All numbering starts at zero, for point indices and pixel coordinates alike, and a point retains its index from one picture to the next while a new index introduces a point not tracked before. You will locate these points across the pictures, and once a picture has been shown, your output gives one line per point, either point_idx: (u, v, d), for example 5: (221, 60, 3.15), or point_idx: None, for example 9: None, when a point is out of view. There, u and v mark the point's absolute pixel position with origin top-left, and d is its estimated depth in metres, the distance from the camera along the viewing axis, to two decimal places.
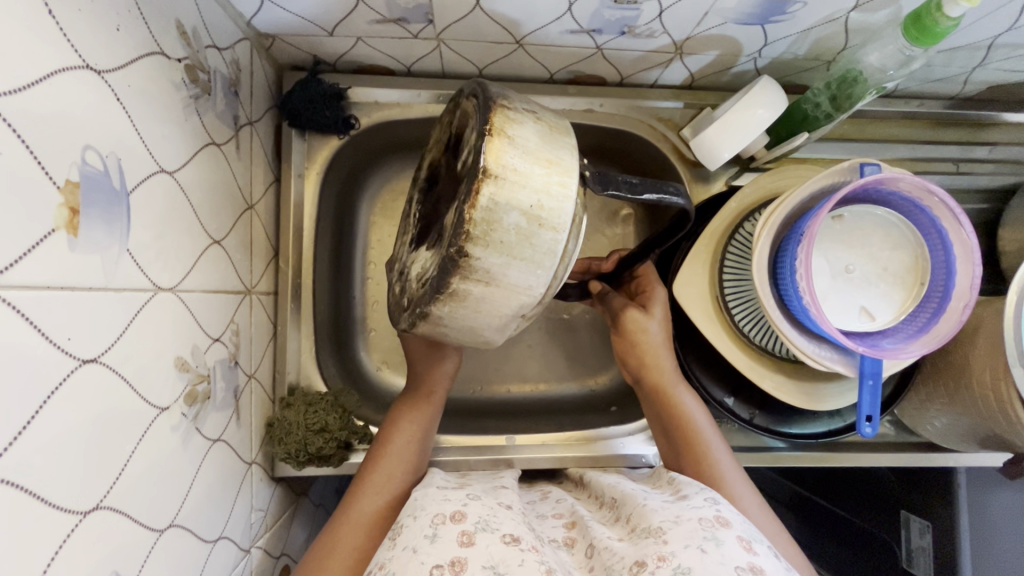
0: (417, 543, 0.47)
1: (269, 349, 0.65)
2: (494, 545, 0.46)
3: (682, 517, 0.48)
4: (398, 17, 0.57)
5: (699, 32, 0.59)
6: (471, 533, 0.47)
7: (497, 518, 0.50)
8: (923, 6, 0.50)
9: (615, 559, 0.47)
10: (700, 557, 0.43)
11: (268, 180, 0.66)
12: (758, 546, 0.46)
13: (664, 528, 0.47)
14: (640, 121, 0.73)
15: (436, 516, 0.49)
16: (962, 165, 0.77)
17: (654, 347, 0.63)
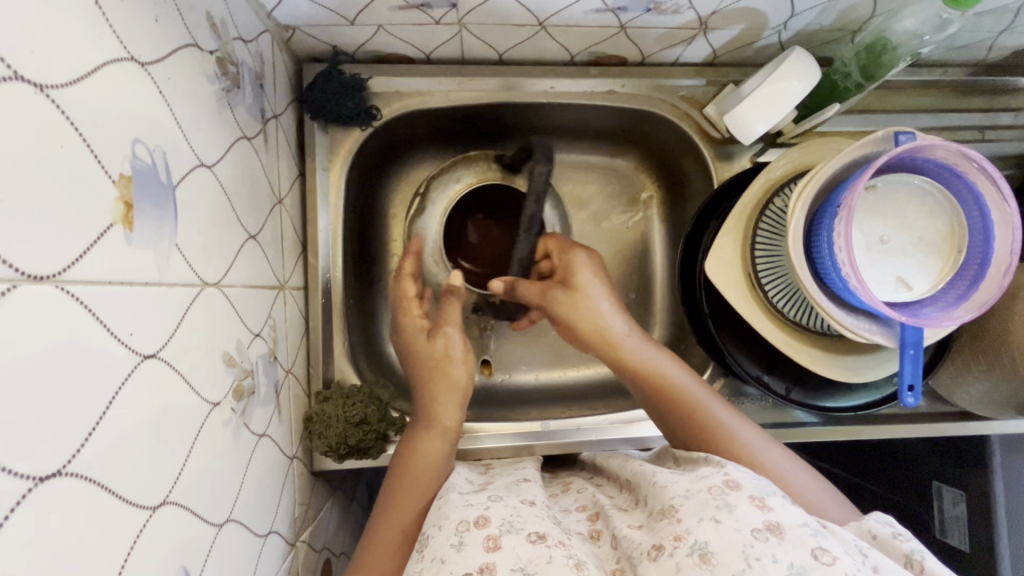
0: (445, 553, 0.47)
1: (303, 344, 0.65)
2: (519, 545, 0.46)
3: (693, 492, 0.48)
4: (421, 2, 0.57)
5: (726, 5, 0.59)
6: (496, 537, 0.47)
7: (522, 517, 0.50)
8: None
9: (634, 547, 0.47)
10: (714, 528, 0.44)
11: (293, 175, 0.65)
12: (771, 501, 0.46)
13: (676, 506, 0.48)
14: (663, 101, 0.72)
15: (460, 525, 0.50)
16: (989, 132, 0.76)
17: (601, 312, 0.63)
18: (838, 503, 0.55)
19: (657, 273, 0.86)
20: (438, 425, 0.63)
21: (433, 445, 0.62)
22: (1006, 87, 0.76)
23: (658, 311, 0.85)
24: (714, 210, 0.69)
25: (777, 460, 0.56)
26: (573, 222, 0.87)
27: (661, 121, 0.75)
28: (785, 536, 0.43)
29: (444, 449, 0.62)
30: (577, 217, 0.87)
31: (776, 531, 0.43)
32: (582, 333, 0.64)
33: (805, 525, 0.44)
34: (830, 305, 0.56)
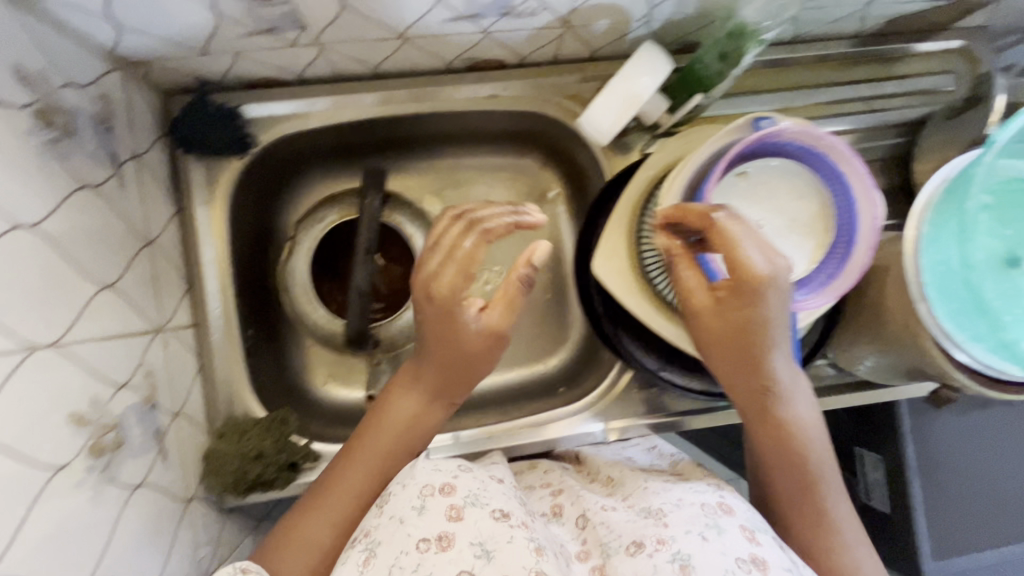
0: (405, 513, 0.49)
1: (197, 383, 0.64)
2: (482, 520, 0.49)
3: (684, 503, 0.53)
4: (267, 27, 0.55)
5: (582, 3, 0.58)
6: (459, 508, 0.49)
7: (488, 491, 0.52)
8: None
9: (610, 537, 0.52)
10: (699, 544, 0.48)
11: (169, 213, 0.64)
12: (761, 535, 0.49)
13: (664, 512, 0.52)
14: (547, 100, 0.72)
15: (425, 489, 0.51)
16: (874, 103, 0.76)
17: (397, 400, 0.61)
18: (829, 496, 0.56)
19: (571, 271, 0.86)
20: (444, 398, 0.62)
21: (415, 424, 0.61)
22: (888, 56, 0.76)
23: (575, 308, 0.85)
24: (604, 208, 0.69)
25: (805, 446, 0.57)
26: (482, 229, 0.86)
27: (549, 120, 0.74)
28: (768, 571, 0.46)
29: (432, 421, 0.62)
30: None
31: (760, 565, 0.46)
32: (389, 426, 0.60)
33: (786, 568, 0.47)
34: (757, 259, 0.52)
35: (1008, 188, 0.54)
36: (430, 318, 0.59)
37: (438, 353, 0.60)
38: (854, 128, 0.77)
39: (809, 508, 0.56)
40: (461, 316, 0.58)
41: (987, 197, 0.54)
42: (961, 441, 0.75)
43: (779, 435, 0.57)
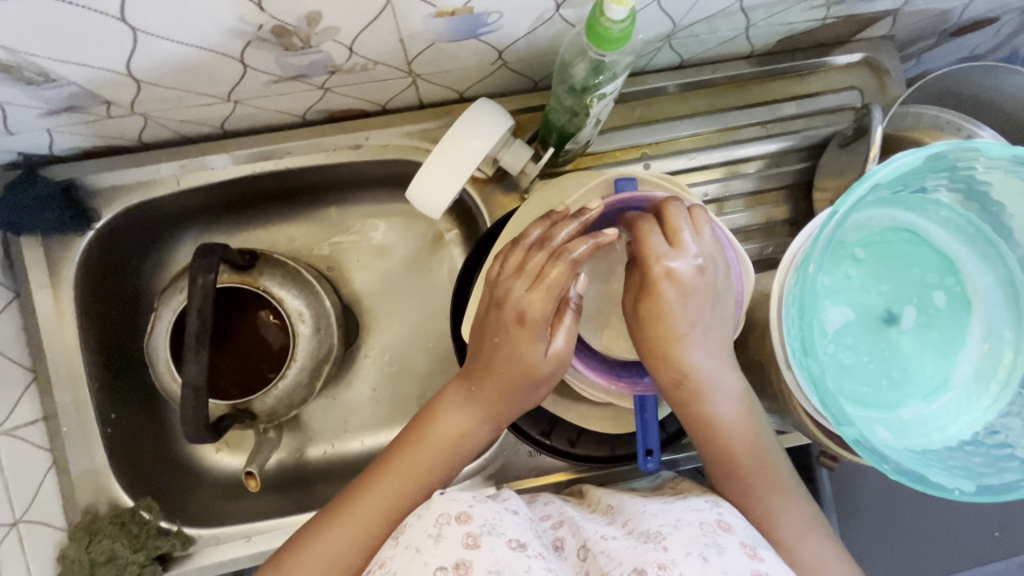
0: (421, 542, 0.45)
1: (49, 480, 0.61)
2: (499, 548, 0.45)
3: (683, 522, 0.49)
4: (65, 106, 0.51)
5: (417, 55, 0.53)
6: (476, 535, 0.45)
7: (504, 521, 0.48)
8: (591, 13, 0.41)
9: (612, 566, 0.46)
10: (701, 568, 0.44)
11: (1, 303, 0.60)
12: (762, 551, 0.47)
13: (663, 534, 0.48)
14: (416, 148, 0.67)
15: (441, 517, 0.47)
16: (772, 126, 0.72)
17: (434, 422, 0.55)
18: (774, 479, 0.53)
19: None
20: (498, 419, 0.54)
21: (460, 442, 0.54)
22: (785, 75, 0.72)
23: None
24: (478, 264, 0.65)
25: (744, 436, 0.52)
26: (379, 274, 0.80)
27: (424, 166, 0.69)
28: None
29: (483, 439, 0.55)
30: (382, 269, 0.80)
31: None
32: (430, 448, 0.54)
33: None
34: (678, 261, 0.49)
35: (881, 241, 0.50)
36: (513, 337, 0.50)
37: (498, 371, 0.51)
38: (755, 154, 0.72)
39: (752, 494, 0.52)
40: (529, 338, 0.50)
41: (856, 251, 0.50)
42: (874, 475, 0.73)
43: (707, 429, 0.52)
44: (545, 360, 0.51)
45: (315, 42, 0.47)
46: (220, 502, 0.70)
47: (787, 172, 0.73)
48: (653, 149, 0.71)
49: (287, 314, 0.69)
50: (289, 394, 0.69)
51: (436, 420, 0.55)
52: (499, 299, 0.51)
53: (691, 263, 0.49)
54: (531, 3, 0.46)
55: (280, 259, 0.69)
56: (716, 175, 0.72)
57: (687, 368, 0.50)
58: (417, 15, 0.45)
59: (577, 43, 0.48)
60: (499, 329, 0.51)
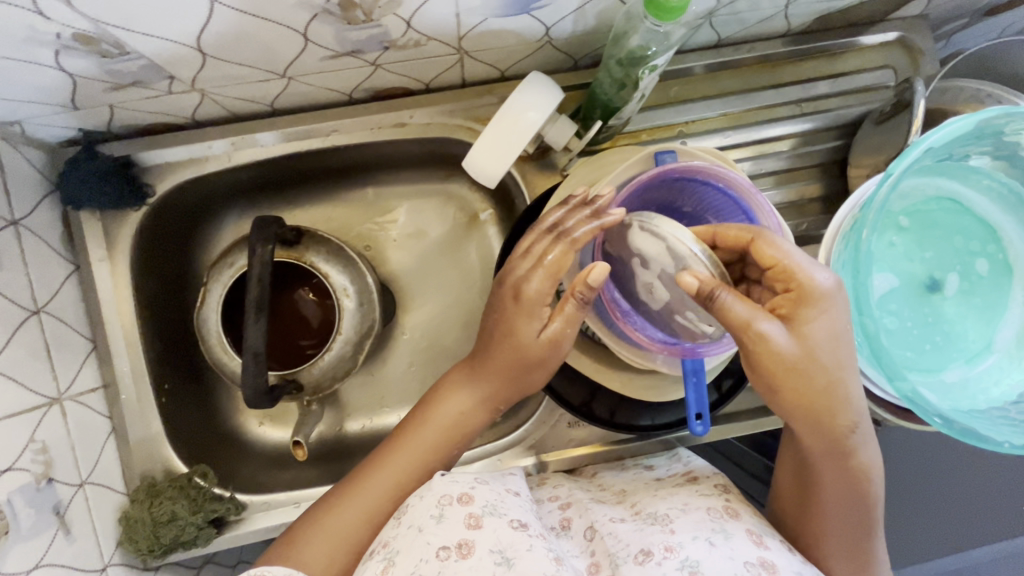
0: (424, 523, 0.47)
1: (109, 445, 0.63)
2: (501, 528, 0.47)
3: (690, 507, 0.52)
4: (132, 80, 0.52)
5: (467, 31, 0.55)
6: (478, 516, 0.47)
7: (505, 503, 0.50)
8: None
9: (618, 546, 0.49)
10: (707, 550, 0.47)
11: (65, 275, 0.62)
12: (768, 539, 0.50)
13: (670, 517, 0.51)
14: (458, 125, 0.69)
15: (443, 498, 0.49)
16: (806, 105, 0.73)
17: (438, 405, 0.59)
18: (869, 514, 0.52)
19: None
20: (493, 401, 0.58)
21: (463, 421, 0.58)
22: (819, 54, 0.73)
23: None
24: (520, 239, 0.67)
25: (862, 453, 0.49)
26: (414, 254, 0.82)
27: (464, 144, 0.71)
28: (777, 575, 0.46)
29: (483, 421, 0.59)
30: (418, 249, 0.82)
31: (769, 568, 0.46)
32: (435, 427, 0.57)
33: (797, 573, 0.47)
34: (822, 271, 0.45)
35: (925, 210, 0.52)
36: (506, 315, 0.56)
37: (497, 357, 0.57)
38: (788, 132, 0.73)
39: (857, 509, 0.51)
40: (524, 316, 0.55)
41: (901, 219, 0.51)
42: (908, 452, 0.74)
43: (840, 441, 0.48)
44: (535, 343, 0.55)
45: (377, 15, 0.48)
46: (269, 470, 0.72)
47: (818, 151, 0.74)
48: (688, 128, 0.72)
49: (332, 289, 0.71)
50: (333, 367, 0.71)
51: (440, 401, 0.59)
52: (503, 274, 0.57)
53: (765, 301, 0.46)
54: None
55: (325, 236, 0.71)
56: (749, 154, 0.74)
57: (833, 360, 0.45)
58: None
59: (632, 15, 0.49)
60: (499, 311, 0.56)
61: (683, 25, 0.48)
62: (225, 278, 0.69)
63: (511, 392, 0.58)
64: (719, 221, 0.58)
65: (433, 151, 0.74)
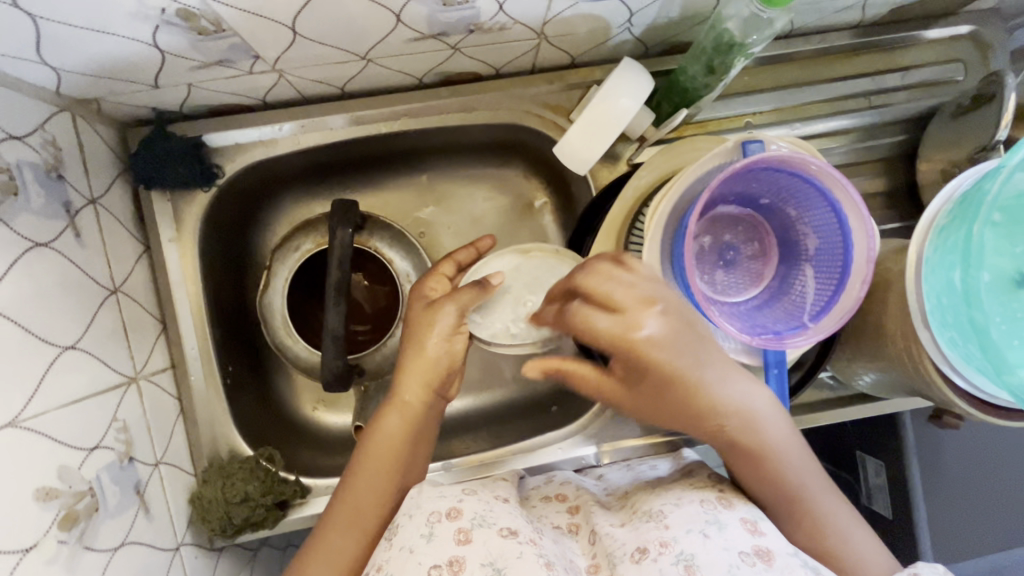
0: (415, 543, 0.47)
1: (179, 425, 0.63)
2: (491, 538, 0.47)
3: (683, 501, 0.51)
4: (218, 59, 0.52)
5: (554, 15, 0.54)
6: (468, 530, 0.47)
7: (494, 511, 0.50)
8: None
9: (616, 545, 0.49)
10: (702, 543, 0.46)
11: (137, 254, 0.62)
12: (762, 524, 0.48)
13: (664, 512, 0.49)
14: (527, 112, 0.69)
15: (432, 515, 0.49)
16: (875, 98, 0.72)
17: (374, 432, 0.58)
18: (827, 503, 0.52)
19: None
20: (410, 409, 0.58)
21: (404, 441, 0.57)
22: (888, 45, 0.72)
23: None
24: (589, 227, 0.67)
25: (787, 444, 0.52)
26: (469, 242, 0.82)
27: (531, 131, 0.71)
28: (772, 562, 0.45)
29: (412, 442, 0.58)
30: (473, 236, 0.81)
31: (764, 557, 0.45)
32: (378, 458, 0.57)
33: (795, 555, 0.45)
34: (649, 322, 0.44)
35: None
36: (421, 320, 0.60)
37: (410, 367, 0.58)
38: (853, 125, 0.73)
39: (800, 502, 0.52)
40: (431, 316, 0.59)
41: None
42: (964, 447, 0.74)
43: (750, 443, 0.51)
44: (436, 341, 0.58)
45: None
46: (327, 453, 0.73)
47: (882, 146, 0.74)
48: (753, 119, 0.72)
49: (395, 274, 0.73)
50: (395, 352, 0.73)
51: (382, 423, 0.58)
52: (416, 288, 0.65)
53: (655, 315, 0.44)
54: None
55: (388, 222, 0.72)
56: (813, 147, 0.73)
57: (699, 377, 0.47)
58: None
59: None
60: (414, 331, 0.60)
61: (788, 15, 0.47)
62: (289, 260, 0.70)
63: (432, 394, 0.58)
64: (797, 208, 0.57)
65: (495, 138, 0.73)
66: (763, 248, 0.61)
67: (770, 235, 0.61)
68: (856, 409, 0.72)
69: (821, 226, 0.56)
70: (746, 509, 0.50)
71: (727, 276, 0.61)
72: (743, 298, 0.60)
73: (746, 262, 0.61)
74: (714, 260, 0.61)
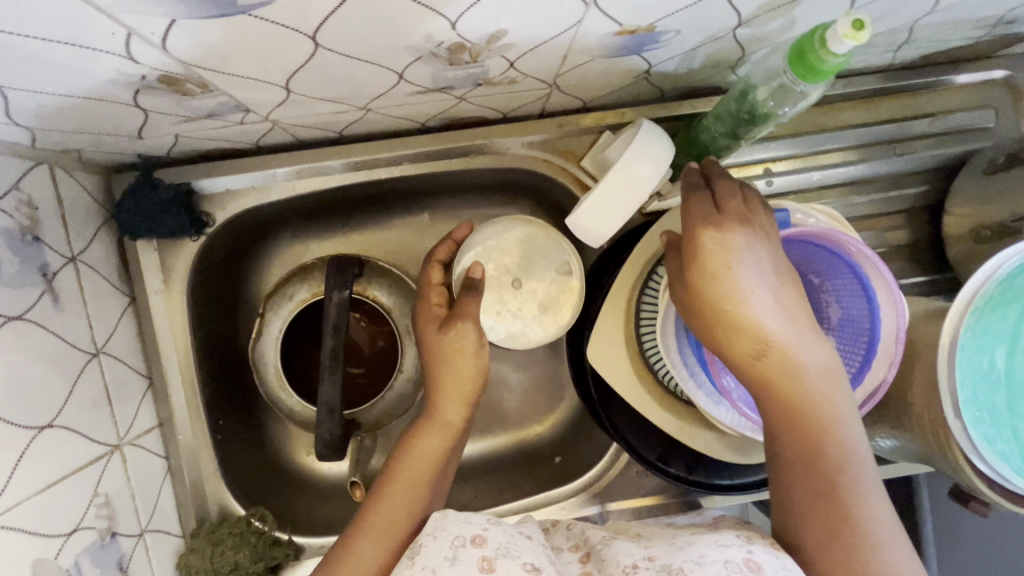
0: (437, 564, 0.41)
1: (166, 486, 0.60)
2: (514, 572, 0.40)
3: (706, 557, 0.41)
4: (206, 114, 0.48)
5: (567, 69, 0.50)
6: (492, 559, 0.41)
7: (518, 545, 0.44)
8: (804, 38, 0.38)
9: None
10: None
11: (122, 308, 0.59)
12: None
13: (685, 569, 0.40)
14: (534, 157, 0.66)
15: (455, 540, 0.43)
16: (901, 146, 0.68)
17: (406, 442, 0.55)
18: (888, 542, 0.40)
19: None
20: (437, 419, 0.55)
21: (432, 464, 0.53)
22: (917, 90, 0.67)
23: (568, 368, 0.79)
24: (599, 283, 0.64)
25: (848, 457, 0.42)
26: None
27: (538, 175, 0.67)
28: None
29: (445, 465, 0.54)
30: None
31: None
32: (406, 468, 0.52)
33: None
34: (748, 265, 0.43)
35: None
36: (439, 344, 0.57)
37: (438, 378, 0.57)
38: (877, 174, 0.69)
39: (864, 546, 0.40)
40: (433, 326, 0.59)
41: None
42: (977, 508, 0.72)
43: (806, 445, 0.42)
44: (465, 354, 0.57)
45: (483, 58, 0.44)
46: (321, 506, 0.70)
47: (907, 195, 0.71)
48: (774, 166, 0.68)
49: (395, 325, 0.70)
50: (394, 405, 0.70)
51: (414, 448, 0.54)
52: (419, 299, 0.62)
53: (751, 249, 0.43)
54: (715, 23, 0.43)
55: (387, 268, 0.70)
56: (834, 195, 0.70)
57: (769, 336, 0.41)
58: (598, 33, 0.42)
59: (768, 67, 0.45)
60: (437, 352, 0.58)
61: (823, 88, 0.43)
62: (283, 307, 0.67)
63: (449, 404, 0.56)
64: (822, 277, 0.54)
65: (500, 180, 0.70)
66: None
67: None
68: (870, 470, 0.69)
69: (846, 299, 0.52)
70: (772, 565, 0.40)
71: None
72: None
73: None
74: None
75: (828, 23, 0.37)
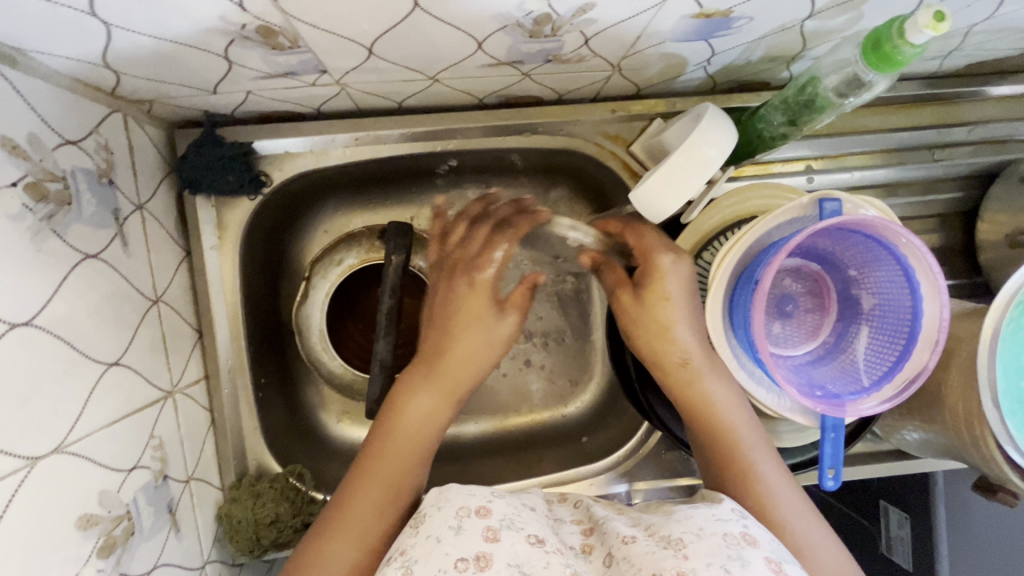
0: (442, 532, 0.40)
1: (210, 438, 0.61)
2: (519, 543, 0.40)
3: (702, 530, 0.40)
4: (285, 71, 0.49)
5: (636, 52, 0.52)
6: (496, 529, 0.40)
7: (522, 517, 0.43)
8: (883, 27, 0.41)
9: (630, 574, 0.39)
10: None
11: (177, 260, 0.60)
12: (789, 568, 0.39)
13: (683, 541, 0.40)
14: (584, 140, 0.67)
15: (461, 509, 0.42)
16: (939, 152, 0.69)
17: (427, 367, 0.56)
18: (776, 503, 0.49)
19: (597, 310, 0.81)
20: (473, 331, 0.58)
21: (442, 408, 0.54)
22: (958, 97, 0.68)
23: (597, 350, 0.80)
24: None
25: (771, 480, 0.50)
26: None
27: (586, 159, 0.69)
28: None
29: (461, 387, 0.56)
30: None
31: None
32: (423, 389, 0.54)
33: None
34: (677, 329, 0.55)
35: None
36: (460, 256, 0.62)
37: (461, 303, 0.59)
38: (914, 177, 0.71)
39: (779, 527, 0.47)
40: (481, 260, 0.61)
41: None
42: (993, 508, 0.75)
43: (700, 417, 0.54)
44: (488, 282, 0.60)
45: (563, 32, 0.45)
46: None
47: (940, 201, 0.73)
48: (815, 163, 0.70)
49: None
50: None
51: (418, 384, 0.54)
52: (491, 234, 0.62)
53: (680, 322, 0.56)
54: (787, 12, 0.45)
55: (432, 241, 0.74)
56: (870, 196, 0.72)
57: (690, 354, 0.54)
58: (676, 14, 0.44)
59: (840, 58, 0.48)
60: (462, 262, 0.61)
61: (891, 79, 0.46)
62: (331, 271, 0.74)
63: (473, 324, 0.58)
64: (864, 268, 0.54)
65: (548, 163, 0.72)
66: (822, 303, 0.59)
67: (831, 289, 0.58)
68: (891, 465, 0.71)
69: (885, 289, 0.53)
70: (766, 541, 0.40)
71: (783, 328, 0.59)
72: (797, 352, 0.58)
73: (803, 313, 0.59)
74: (771, 310, 0.60)
75: (908, 16, 0.39)
